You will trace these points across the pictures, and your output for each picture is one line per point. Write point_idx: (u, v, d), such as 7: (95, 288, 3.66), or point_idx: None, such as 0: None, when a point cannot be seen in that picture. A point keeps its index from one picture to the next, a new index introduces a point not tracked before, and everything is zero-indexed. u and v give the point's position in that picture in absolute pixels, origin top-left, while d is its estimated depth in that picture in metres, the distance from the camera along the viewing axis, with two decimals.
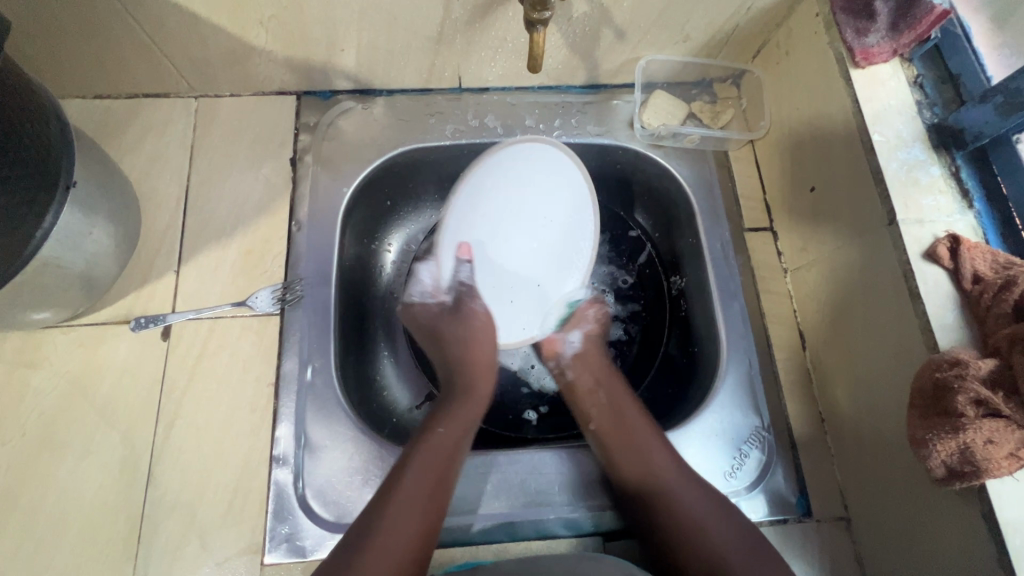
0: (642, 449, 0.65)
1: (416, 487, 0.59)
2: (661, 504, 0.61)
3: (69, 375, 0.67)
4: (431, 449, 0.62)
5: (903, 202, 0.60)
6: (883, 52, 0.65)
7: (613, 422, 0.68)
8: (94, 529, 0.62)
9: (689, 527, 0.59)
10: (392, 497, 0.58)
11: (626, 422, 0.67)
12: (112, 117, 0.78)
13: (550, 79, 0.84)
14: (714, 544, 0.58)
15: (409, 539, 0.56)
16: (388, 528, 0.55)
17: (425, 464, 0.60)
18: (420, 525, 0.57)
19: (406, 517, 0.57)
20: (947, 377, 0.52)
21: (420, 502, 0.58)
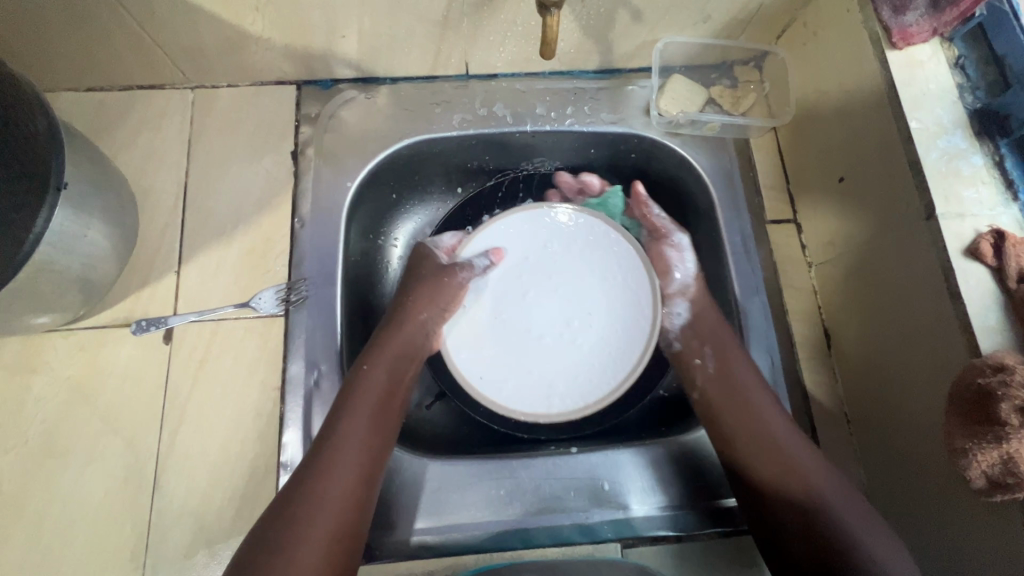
0: (750, 404, 0.64)
1: (358, 427, 0.59)
2: (772, 452, 0.61)
3: (71, 380, 0.65)
4: (368, 388, 0.62)
5: (943, 194, 0.56)
6: (922, 32, 0.60)
7: (731, 373, 0.66)
8: (101, 538, 0.60)
9: (788, 470, 0.60)
10: (338, 439, 0.58)
11: (747, 381, 0.66)
12: (106, 110, 0.75)
13: (562, 64, 0.80)
14: (808, 488, 0.58)
15: (355, 478, 0.57)
16: (332, 467, 0.57)
17: (361, 404, 0.61)
18: (365, 461, 0.58)
19: (349, 456, 0.58)
20: (990, 384, 0.49)
21: (359, 437, 0.59)
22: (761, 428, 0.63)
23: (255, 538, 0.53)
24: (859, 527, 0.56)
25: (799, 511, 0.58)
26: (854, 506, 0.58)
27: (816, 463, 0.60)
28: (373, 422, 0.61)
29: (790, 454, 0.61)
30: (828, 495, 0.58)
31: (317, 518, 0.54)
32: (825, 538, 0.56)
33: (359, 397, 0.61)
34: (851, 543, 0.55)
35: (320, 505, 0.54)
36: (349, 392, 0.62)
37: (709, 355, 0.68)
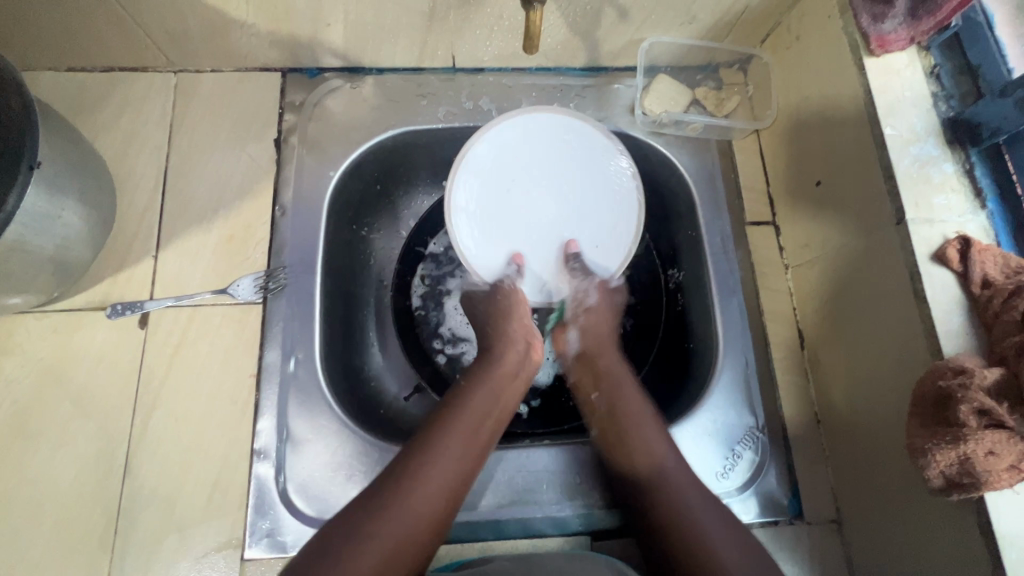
0: (626, 411, 0.65)
1: (454, 448, 0.57)
2: (638, 459, 0.61)
3: (43, 363, 0.65)
4: (473, 404, 0.62)
5: (914, 200, 0.57)
6: (899, 40, 0.61)
7: (615, 385, 0.67)
8: (70, 521, 0.60)
9: (654, 477, 0.59)
10: (428, 455, 0.56)
11: (622, 383, 0.67)
12: (87, 91, 0.75)
13: (549, 60, 0.80)
14: (673, 490, 0.58)
15: (440, 498, 0.54)
16: (419, 493, 0.54)
17: (455, 430, 0.59)
18: (453, 485, 0.56)
19: (446, 477, 0.56)
20: (950, 386, 0.50)
21: (456, 455, 0.57)
22: (631, 433, 0.63)
23: (317, 546, 0.50)
24: (703, 520, 0.55)
25: (648, 512, 0.58)
26: (707, 499, 0.57)
27: (682, 467, 0.60)
28: (478, 451, 0.59)
29: (654, 458, 0.60)
30: (675, 489, 0.58)
31: (395, 538, 0.51)
32: (662, 534, 0.56)
33: (460, 415, 0.60)
34: (682, 538, 0.54)
35: (393, 520, 0.51)
36: (450, 407, 0.61)
37: (597, 371, 0.70)
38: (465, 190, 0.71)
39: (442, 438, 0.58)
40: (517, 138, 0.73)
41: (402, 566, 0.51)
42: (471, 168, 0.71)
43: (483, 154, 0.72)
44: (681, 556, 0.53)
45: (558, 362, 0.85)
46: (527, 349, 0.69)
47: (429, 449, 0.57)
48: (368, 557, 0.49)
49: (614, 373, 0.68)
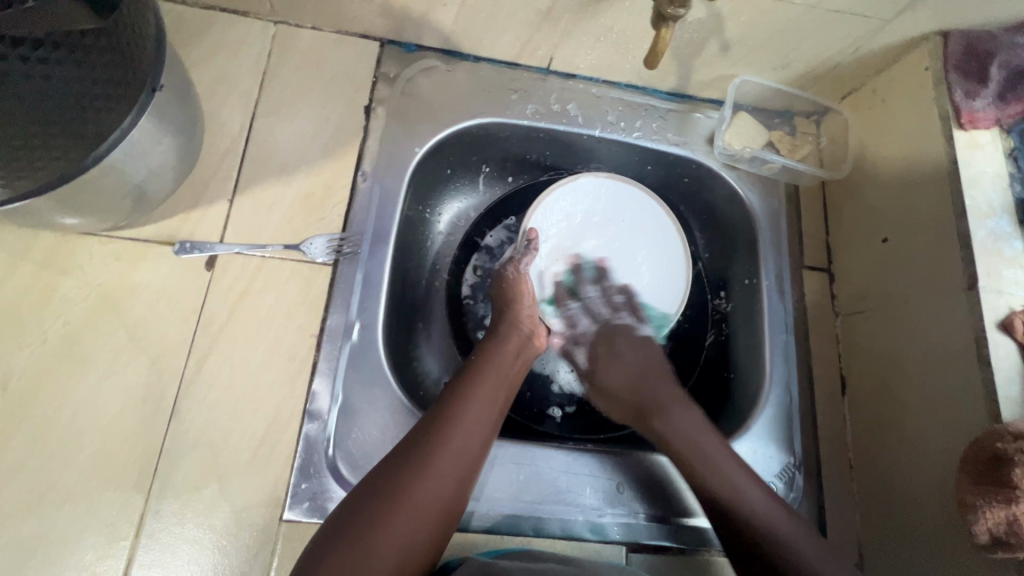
0: (668, 434, 0.68)
1: (473, 420, 0.60)
2: (702, 477, 0.63)
3: (101, 288, 0.63)
4: (485, 384, 0.63)
5: (986, 270, 0.60)
6: (987, 118, 0.65)
7: (652, 407, 0.71)
8: (108, 453, 0.58)
9: (732, 495, 0.62)
10: (449, 424, 0.58)
11: (661, 403, 0.71)
12: (183, 24, 0.73)
13: (640, 79, 0.82)
14: (745, 503, 0.61)
15: (459, 469, 0.57)
16: (437, 462, 0.56)
17: (470, 397, 0.61)
18: (468, 457, 0.58)
19: (467, 450, 0.58)
20: (1007, 449, 0.52)
21: (473, 432, 0.59)
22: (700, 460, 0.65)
23: (348, 513, 0.53)
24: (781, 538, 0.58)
25: (726, 526, 0.61)
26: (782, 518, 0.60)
27: (748, 479, 0.63)
28: (492, 420, 0.62)
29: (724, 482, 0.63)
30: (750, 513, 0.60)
31: (419, 503, 0.54)
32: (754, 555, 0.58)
33: (479, 390, 0.62)
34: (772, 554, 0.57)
35: (419, 492, 0.54)
36: (469, 383, 0.63)
37: (628, 400, 0.74)
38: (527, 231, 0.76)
39: (460, 410, 0.60)
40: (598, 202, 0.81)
41: (435, 523, 0.54)
42: (547, 216, 0.79)
43: (556, 204, 0.80)
44: (783, 563, 0.56)
45: None
46: (529, 335, 0.71)
47: (450, 423, 0.58)
48: (400, 522, 0.52)
49: (658, 411, 0.70)
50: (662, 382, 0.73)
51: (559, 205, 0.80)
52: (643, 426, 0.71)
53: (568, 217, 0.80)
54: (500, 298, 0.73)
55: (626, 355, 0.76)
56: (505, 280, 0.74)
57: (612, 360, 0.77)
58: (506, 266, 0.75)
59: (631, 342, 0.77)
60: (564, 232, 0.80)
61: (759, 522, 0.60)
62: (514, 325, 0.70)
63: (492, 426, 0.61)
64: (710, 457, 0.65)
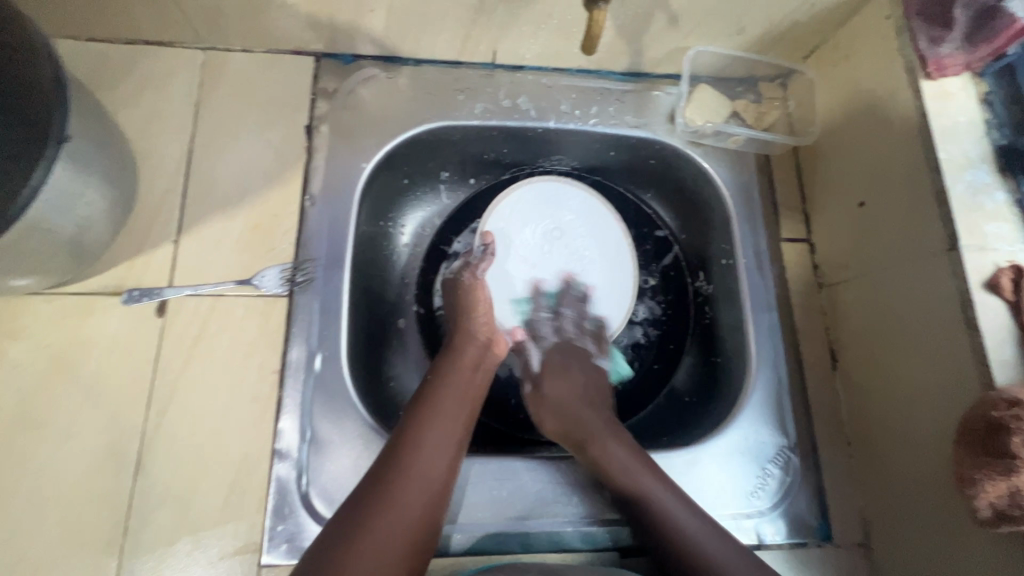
0: (613, 470, 0.61)
1: (434, 443, 0.57)
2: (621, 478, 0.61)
3: (52, 348, 0.61)
4: (443, 405, 0.60)
5: (967, 227, 0.57)
6: (956, 65, 0.60)
7: (590, 446, 0.63)
8: (77, 516, 0.57)
9: (702, 566, 0.55)
10: (409, 452, 0.56)
11: (600, 438, 0.63)
12: (109, 63, 0.71)
13: (591, 63, 0.78)
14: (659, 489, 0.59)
15: (421, 500, 0.54)
16: (398, 494, 0.53)
17: (429, 419, 0.59)
18: (434, 483, 0.56)
19: (431, 473, 0.56)
20: (1003, 417, 0.49)
21: (432, 459, 0.56)
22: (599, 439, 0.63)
23: (310, 559, 0.49)
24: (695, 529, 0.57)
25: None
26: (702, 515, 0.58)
27: (699, 521, 0.57)
28: (455, 444, 0.59)
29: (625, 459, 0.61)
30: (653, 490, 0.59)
31: (388, 537, 0.51)
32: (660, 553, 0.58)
33: (439, 410, 0.60)
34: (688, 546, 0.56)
35: (380, 527, 0.51)
36: (424, 404, 0.60)
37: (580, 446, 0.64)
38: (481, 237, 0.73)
39: (418, 435, 0.57)
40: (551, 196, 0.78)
41: (399, 561, 0.51)
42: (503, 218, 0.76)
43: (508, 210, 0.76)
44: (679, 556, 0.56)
45: None
46: (489, 343, 0.67)
47: (409, 452, 0.56)
48: (362, 562, 0.49)
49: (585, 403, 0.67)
50: (576, 362, 0.71)
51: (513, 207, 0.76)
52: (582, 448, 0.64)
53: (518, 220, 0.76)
54: (455, 307, 0.70)
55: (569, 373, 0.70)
56: (463, 286, 0.71)
57: (563, 372, 0.70)
58: (465, 271, 0.72)
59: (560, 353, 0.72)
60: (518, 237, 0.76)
61: (706, 573, 0.54)
62: (469, 336, 0.67)
63: (456, 449, 0.59)
64: (664, 500, 0.59)
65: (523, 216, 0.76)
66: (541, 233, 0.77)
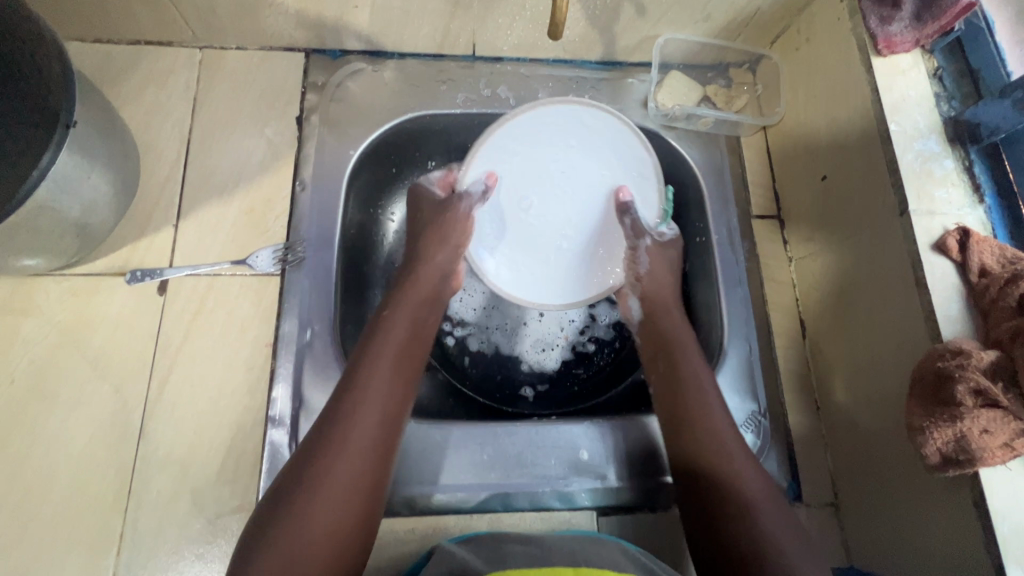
0: (690, 396, 0.64)
1: (381, 391, 0.58)
2: (711, 457, 0.60)
3: (61, 324, 0.65)
4: (389, 345, 0.62)
5: (917, 193, 0.60)
6: (905, 42, 0.64)
7: (679, 346, 0.69)
8: (85, 478, 0.61)
9: (724, 495, 0.57)
10: (356, 397, 0.57)
11: (680, 344, 0.69)
12: (113, 62, 0.76)
13: (567, 53, 0.82)
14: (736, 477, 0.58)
15: (372, 444, 0.55)
16: (351, 434, 0.54)
17: (375, 367, 0.59)
18: (375, 431, 0.56)
19: (369, 420, 0.56)
20: (948, 366, 0.52)
21: (377, 403, 0.57)
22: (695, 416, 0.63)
23: (276, 495, 0.52)
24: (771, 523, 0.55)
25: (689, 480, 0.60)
26: (770, 505, 0.57)
27: (743, 448, 0.61)
28: (397, 394, 0.59)
29: (717, 438, 0.61)
30: (745, 478, 0.59)
31: (338, 484, 0.52)
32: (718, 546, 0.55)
33: (386, 361, 0.60)
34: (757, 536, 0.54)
35: (337, 468, 0.52)
36: (366, 355, 0.60)
37: (654, 357, 0.70)
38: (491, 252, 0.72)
39: (363, 383, 0.58)
40: (540, 135, 0.69)
41: (360, 489, 0.53)
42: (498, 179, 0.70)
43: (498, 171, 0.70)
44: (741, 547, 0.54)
45: (564, 348, 0.85)
46: (446, 279, 0.71)
47: (356, 398, 0.57)
48: (324, 502, 0.51)
49: (694, 380, 0.66)
50: (694, 351, 0.69)
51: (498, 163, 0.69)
52: (652, 321, 0.72)
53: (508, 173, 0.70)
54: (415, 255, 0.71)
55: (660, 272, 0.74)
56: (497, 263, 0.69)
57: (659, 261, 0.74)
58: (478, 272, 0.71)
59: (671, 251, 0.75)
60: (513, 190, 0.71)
61: (750, 535, 0.54)
62: (433, 275, 0.70)
63: (400, 399, 0.59)
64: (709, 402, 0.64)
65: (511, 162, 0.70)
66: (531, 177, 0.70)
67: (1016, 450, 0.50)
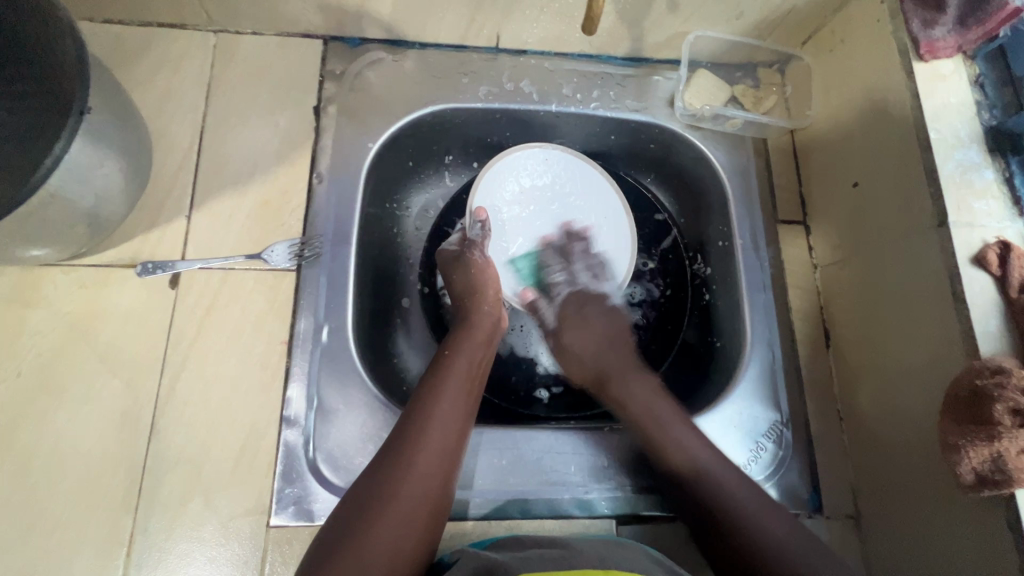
0: (646, 408, 0.66)
1: (453, 411, 0.59)
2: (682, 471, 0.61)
3: (69, 317, 0.63)
4: (456, 369, 0.62)
5: (956, 203, 0.58)
6: (947, 48, 0.62)
7: (650, 427, 0.64)
8: (94, 476, 0.59)
9: (716, 503, 0.59)
10: (426, 423, 0.57)
11: (665, 423, 0.64)
12: (124, 44, 0.73)
13: (593, 47, 0.80)
14: (723, 488, 0.59)
15: (441, 464, 0.55)
16: (420, 462, 0.54)
17: (450, 389, 0.60)
18: (449, 453, 0.56)
19: (445, 442, 0.57)
20: (986, 384, 0.51)
21: (454, 417, 0.59)
22: (654, 425, 0.64)
23: (334, 529, 0.50)
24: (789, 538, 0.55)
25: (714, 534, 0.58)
26: (773, 514, 0.57)
27: (717, 455, 0.62)
28: (465, 413, 0.60)
29: (684, 448, 0.62)
30: (725, 487, 0.59)
31: (401, 510, 0.51)
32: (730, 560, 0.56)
33: (452, 382, 0.61)
34: (763, 543, 0.55)
35: (402, 495, 0.52)
36: (436, 378, 0.61)
37: (604, 387, 0.70)
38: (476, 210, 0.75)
39: (435, 405, 0.58)
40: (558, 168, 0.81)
41: (432, 503, 0.53)
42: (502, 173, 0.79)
43: (514, 171, 0.80)
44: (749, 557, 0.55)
45: None
46: (499, 318, 0.71)
47: (425, 422, 0.57)
48: (389, 527, 0.50)
49: (618, 383, 0.69)
50: (635, 374, 0.69)
51: (521, 170, 0.80)
52: (620, 407, 0.68)
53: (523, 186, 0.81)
54: (467, 290, 0.71)
55: (591, 306, 0.75)
56: (473, 265, 0.72)
57: (584, 321, 0.74)
58: (471, 250, 0.74)
59: (589, 303, 0.75)
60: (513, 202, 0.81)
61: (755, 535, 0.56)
62: (479, 310, 0.69)
63: (468, 417, 0.60)
64: (710, 463, 0.61)
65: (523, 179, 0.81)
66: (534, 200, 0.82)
67: None
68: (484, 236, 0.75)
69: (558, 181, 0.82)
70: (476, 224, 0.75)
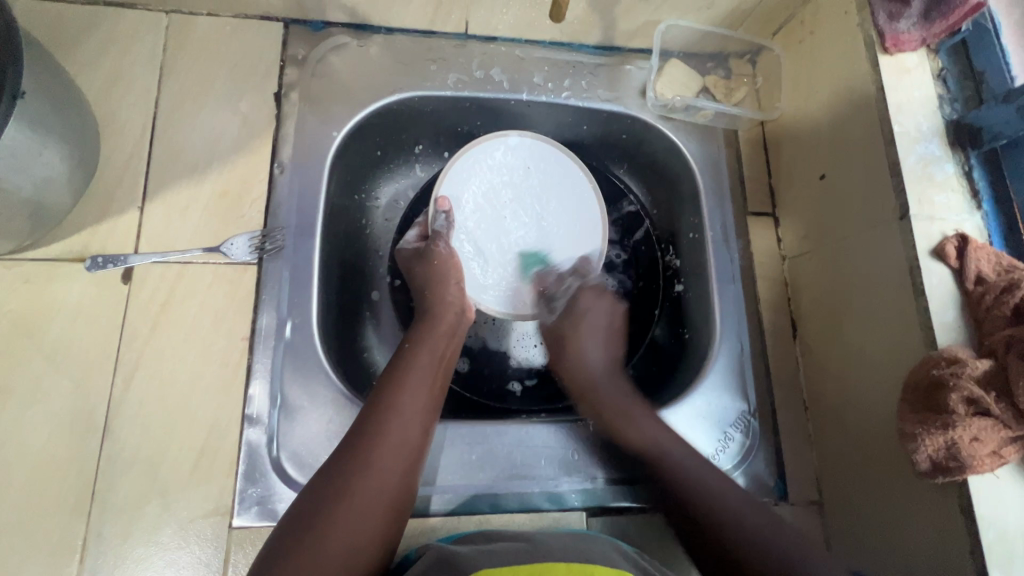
0: (628, 407, 0.68)
1: (413, 406, 0.58)
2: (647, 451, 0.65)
3: (11, 314, 0.60)
4: (417, 365, 0.61)
5: (917, 197, 0.59)
6: (912, 41, 0.62)
7: (617, 417, 0.67)
8: (43, 479, 0.57)
9: (700, 496, 0.61)
10: (384, 420, 0.55)
11: (631, 413, 0.67)
12: (68, 22, 0.69)
13: (565, 35, 0.79)
14: (691, 482, 0.62)
15: (401, 463, 0.54)
16: (375, 461, 0.53)
17: (412, 385, 0.59)
18: (408, 449, 0.55)
19: (406, 438, 0.55)
20: (943, 374, 0.52)
21: (415, 414, 0.57)
22: (618, 414, 0.68)
23: (286, 530, 0.49)
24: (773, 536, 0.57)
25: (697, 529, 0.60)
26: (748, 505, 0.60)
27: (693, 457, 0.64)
28: (426, 409, 0.59)
29: (659, 444, 0.65)
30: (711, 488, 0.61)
31: (358, 507, 0.50)
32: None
33: (413, 377, 0.60)
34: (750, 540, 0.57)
35: (358, 492, 0.51)
36: (398, 374, 0.60)
37: (584, 394, 0.72)
38: (436, 199, 0.72)
39: (395, 401, 0.57)
40: (528, 159, 0.78)
41: (390, 500, 0.52)
42: (476, 163, 0.76)
43: (484, 157, 0.77)
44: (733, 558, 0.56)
45: None
46: (462, 312, 0.69)
47: (381, 421, 0.55)
48: (342, 526, 0.49)
49: (593, 382, 0.72)
50: (637, 405, 0.68)
51: (490, 156, 0.77)
52: (607, 427, 0.68)
53: (499, 171, 0.78)
54: (428, 282, 0.69)
55: (590, 318, 0.75)
56: (437, 257, 0.70)
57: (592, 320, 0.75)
58: (437, 241, 0.71)
59: (601, 297, 0.77)
60: (483, 193, 0.77)
61: (738, 530, 0.57)
62: (443, 303, 0.68)
63: (430, 414, 0.59)
64: (683, 458, 0.64)
65: (493, 167, 0.77)
66: (508, 190, 0.78)
67: (1003, 458, 0.50)
68: (449, 226, 0.72)
69: (529, 170, 0.78)
70: (439, 214, 0.72)
